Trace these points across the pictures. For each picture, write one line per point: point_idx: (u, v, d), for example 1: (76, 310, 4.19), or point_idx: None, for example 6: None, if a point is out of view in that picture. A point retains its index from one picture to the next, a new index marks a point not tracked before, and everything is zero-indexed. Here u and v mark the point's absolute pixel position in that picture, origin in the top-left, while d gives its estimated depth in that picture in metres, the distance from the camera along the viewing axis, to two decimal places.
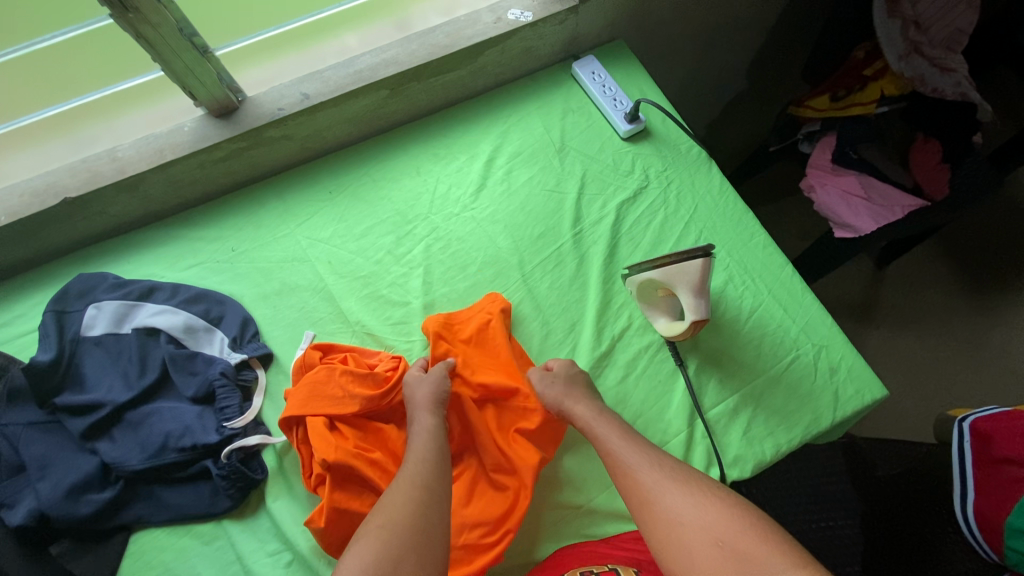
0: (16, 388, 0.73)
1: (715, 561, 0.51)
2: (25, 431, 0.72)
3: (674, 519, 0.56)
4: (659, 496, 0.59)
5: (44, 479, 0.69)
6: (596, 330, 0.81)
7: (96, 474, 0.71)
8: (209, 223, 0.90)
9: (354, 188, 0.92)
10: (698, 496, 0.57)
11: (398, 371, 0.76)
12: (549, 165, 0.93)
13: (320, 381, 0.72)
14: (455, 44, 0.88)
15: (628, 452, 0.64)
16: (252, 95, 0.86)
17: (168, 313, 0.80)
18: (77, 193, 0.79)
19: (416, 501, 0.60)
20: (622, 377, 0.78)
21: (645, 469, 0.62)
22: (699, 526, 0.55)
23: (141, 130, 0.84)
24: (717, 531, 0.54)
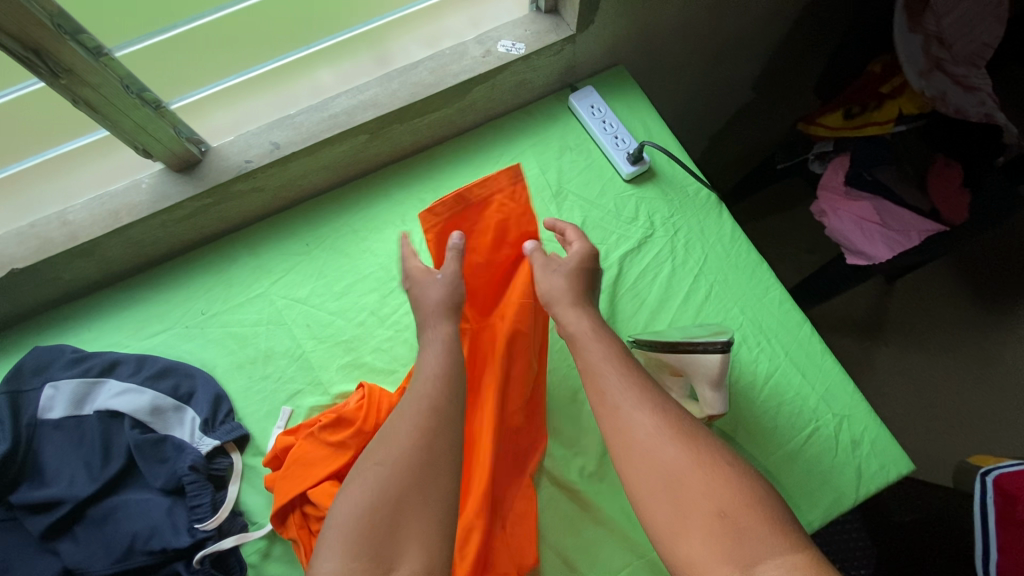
0: None
1: (709, 534, 0.45)
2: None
3: (668, 476, 0.49)
4: (649, 445, 0.52)
5: None
6: None
7: None
8: (176, 283, 0.82)
9: (333, 241, 0.84)
10: (697, 454, 0.50)
11: (371, 400, 0.72)
12: (545, 211, 0.85)
13: (311, 451, 0.70)
14: (440, 82, 0.79)
15: (618, 391, 0.57)
16: (215, 144, 0.78)
17: (133, 392, 0.73)
18: (24, 263, 0.71)
19: (422, 426, 0.56)
20: None
21: (636, 411, 0.55)
22: (696, 489, 0.48)
23: (95, 188, 0.76)
24: (716, 499, 0.46)
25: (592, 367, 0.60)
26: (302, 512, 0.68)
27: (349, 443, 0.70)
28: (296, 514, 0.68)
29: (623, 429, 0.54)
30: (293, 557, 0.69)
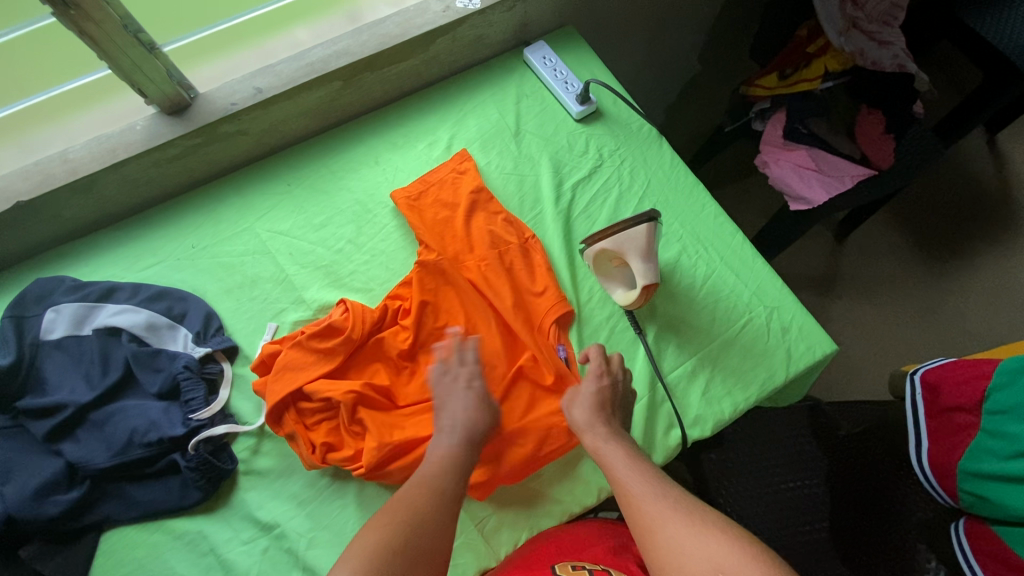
0: None
1: None
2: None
3: (675, 550, 0.52)
4: (659, 524, 0.55)
5: (10, 482, 0.69)
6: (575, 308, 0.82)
7: (62, 474, 0.71)
8: (167, 222, 0.89)
9: (313, 181, 0.92)
10: (699, 526, 0.53)
11: (353, 314, 0.77)
12: (506, 149, 0.94)
13: (306, 361, 0.75)
14: (406, 33, 0.89)
15: (638, 480, 0.61)
16: (204, 91, 0.86)
17: (128, 311, 0.80)
18: (29, 195, 0.79)
19: (429, 500, 0.59)
20: (588, 348, 0.80)
21: (652, 500, 0.58)
22: (701, 561, 0.50)
23: (92, 131, 0.84)
24: (718, 561, 0.49)
25: (611, 470, 0.63)
26: (294, 409, 0.74)
27: (338, 349, 0.76)
28: (287, 409, 0.73)
29: (637, 506, 0.58)
30: (283, 451, 0.76)
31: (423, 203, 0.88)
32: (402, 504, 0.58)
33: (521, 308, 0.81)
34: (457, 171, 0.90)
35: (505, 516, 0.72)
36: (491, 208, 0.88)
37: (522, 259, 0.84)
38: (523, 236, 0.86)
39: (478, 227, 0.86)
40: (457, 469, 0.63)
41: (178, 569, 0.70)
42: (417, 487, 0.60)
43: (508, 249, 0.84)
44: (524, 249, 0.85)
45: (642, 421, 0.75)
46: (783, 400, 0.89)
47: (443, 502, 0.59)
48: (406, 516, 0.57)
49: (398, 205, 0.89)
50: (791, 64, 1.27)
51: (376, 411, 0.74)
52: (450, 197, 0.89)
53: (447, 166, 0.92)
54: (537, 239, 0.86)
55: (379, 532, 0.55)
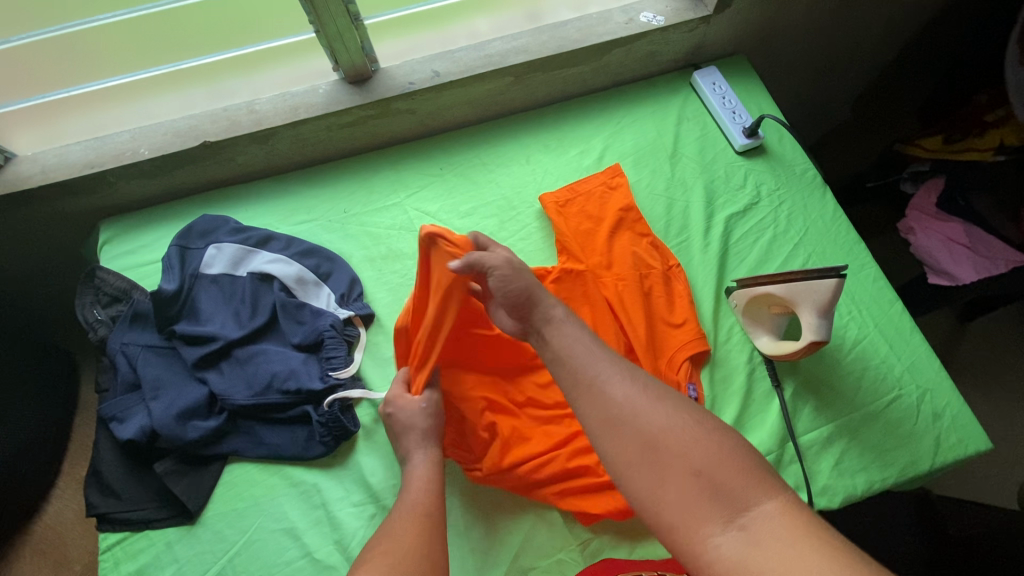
0: (140, 312, 0.80)
1: (686, 493, 0.48)
2: (142, 354, 0.78)
3: (652, 441, 0.51)
4: (638, 412, 0.53)
5: (158, 399, 0.74)
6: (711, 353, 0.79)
7: (203, 402, 0.75)
8: (323, 183, 0.93)
9: (464, 169, 0.94)
10: (679, 415, 0.53)
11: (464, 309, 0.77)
12: (660, 170, 0.92)
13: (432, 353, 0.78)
14: (585, 39, 0.90)
15: (601, 364, 0.58)
16: (385, 66, 0.89)
17: (281, 262, 0.84)
18: (216, 137, 0.85)
19: (418, 526, 0.58)
20: (719, 403, 0.76)
21: (623, 387, 0.55)
22: (680, 454, 0.50)
23: (278, 88, 0.89)
24: (693, 460, 0.50)
25: (569, 350, 0.60)
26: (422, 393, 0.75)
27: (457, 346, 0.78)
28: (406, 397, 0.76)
29: (608, 396, 0.55)
30: None
31: (571, 212, 0.88)
32: (395, 533, 0.56)
33: (653, 340, 0.79)
34: (609, 185, 0.89)
35: (606, 541, 0.71)
36: (637, 228, 0.86)
37: (664, 287, 0.82)
38: (667, 264, 0.84)
39: (622, 247, 0.85)
40: (435, 488, 0.64)
41: (289, 515, 0.73)
42: (410, 510, 0.60)
43: (651, 274, 0.82)
44: (667, 277, 0.83)
45: None
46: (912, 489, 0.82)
47: (435, 527, 0.59)
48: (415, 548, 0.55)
49: (544, 209, 0.89)
50: (961, 128, 1.17)
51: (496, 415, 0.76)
52: (597, 212, 0.88)
53: (599, 178, 0.91)
54: (681, 269, 0.84)
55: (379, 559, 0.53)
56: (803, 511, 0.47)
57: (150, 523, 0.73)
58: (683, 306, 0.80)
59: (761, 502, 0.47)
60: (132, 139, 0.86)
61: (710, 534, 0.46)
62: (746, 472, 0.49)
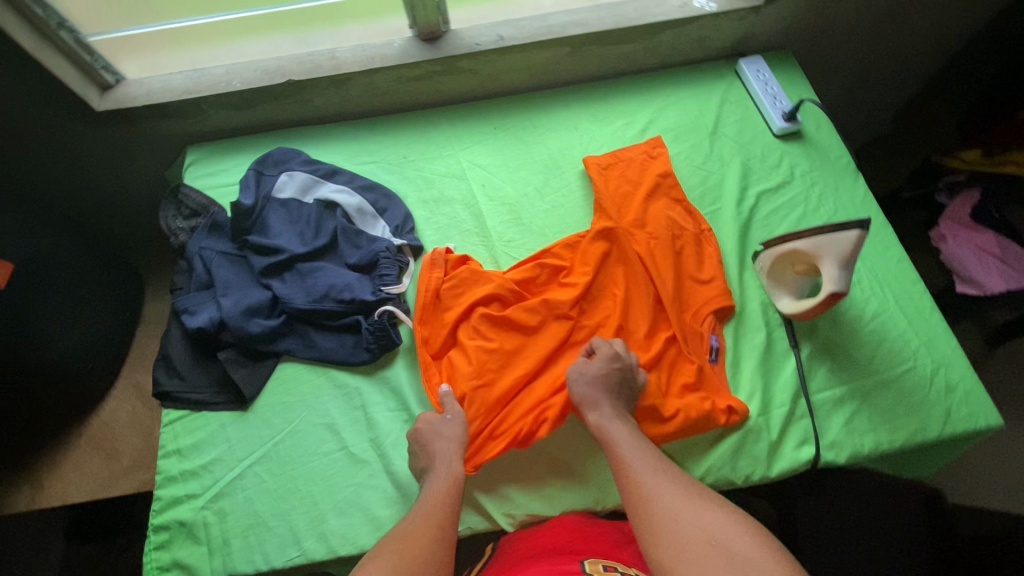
0: (218, 223, 0.89)
1: (705, 560, 0.53)
2: (215, 259, 0.87)
3: (670, 518, 0.58)
4: (661, 494, 0.61)
5: (227, 296, 0.83)
6: (735, 314, 0.83)
7: (266, 303, 0.84)
8: (386, 131, 1.02)
9: (516, 129, 1.01)
10: (701, 503, 0.59)
11: (474, 275, 0.85)
12: (699, 144, 0.98)
13: (460, 318, 0.83)
14: (641, 18, 0.96)
15: (641, 460, 0.66)
16: (455, 29, 0.98)
17: (344, 192, 0.92)
18: (299, 77, 0.94)
19: (428, 537, 0.62)
20: (736, 360, 0.81)
21: (650, 477, 0.63)
22: (699, 527, 0.56)
23: (357, 39, 0.98)
24: (711, 532, 0.55)
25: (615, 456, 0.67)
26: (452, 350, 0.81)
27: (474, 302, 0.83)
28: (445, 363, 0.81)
29: (637, 482, 0.63)
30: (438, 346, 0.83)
31: (612, 173, 0.94)
32: (402, 539, 0.61)
33: (679, 295, 0.84)
34: (650, 153, 0.96)
35: None
36: (673, 194, 0.92)
37: (694, 248, 0.87)
38: (699, 228, 0.89)
39: (658, 209, 0.90)
40: (453, 500, 0.67)
41: (331, 412, 0.80)
42: (425, 519, 0.64)
43: (683, 235, 0.88)
44: (698, 240, 0.88)
45: (776, 428, 0.76)
46: (918, 467, 0.84)
47: (442, 539, 0.62)
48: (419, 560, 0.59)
49: (587, 168, 0.95)
50: (1002, 142, 1.18)
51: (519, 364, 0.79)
52: (636, 176, 0.94)
53: (641, 147, 0.97)
54: (712, 234, 0.89)
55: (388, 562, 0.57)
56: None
57: (207, 405, 0.81)
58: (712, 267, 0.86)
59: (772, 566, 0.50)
60: (226, 73, 0.96)
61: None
62: (762, 545, 0.53)
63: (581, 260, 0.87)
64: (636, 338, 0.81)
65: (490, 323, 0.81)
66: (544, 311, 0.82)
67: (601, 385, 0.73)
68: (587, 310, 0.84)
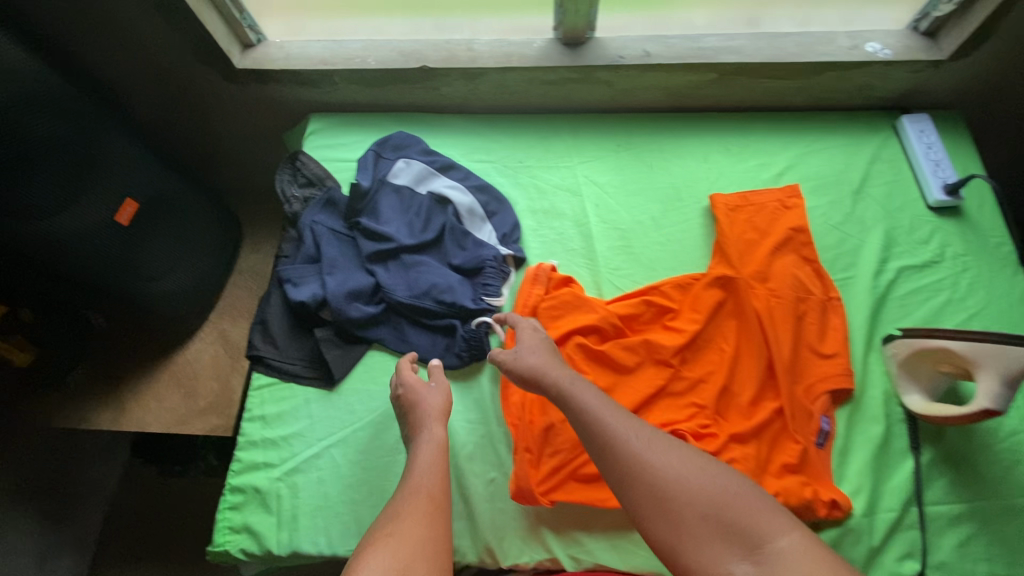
0: (333, 200, 0.90)
1: (701, 533, 0.52)
2: (326, 236, 0.88)
3: (657, 483, 0.56)
4: (642, 454, 0.58)
5: (332, 275, 0.84)
6: (853, 398, 0.77)
7: (367, 289, 0.84)
8: (507, 130, 0.99)
9: (641, 151, 0.96)
10: (684, 461, 0.57)
11: (574, 300, 0.82)
12: (839, 202, 0.90)
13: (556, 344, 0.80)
14: (803, 55, 0.89)
15: (613, 419, 0.61)
16: (599, 37, 0.93)
17: (457, 189, 0.91)
18: (434, 63, 0.92)
19: (426, 514, 0.59)
20: (845, 450, 0.75)
21: (627, 437, 0.59)
22: (692, 498, 0.54)
23: (496, 33, 0.96)
24: (703, 503, 0.54)
25: (579, 412, 0.63)
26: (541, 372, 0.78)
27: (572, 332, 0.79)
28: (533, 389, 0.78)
29: (610, 441, 0.59)
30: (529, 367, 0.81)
31: (739, 218, 0.88)
32: (389, 519, 0.59)
33: (794, 365, 0.78)
34: (784, 203, 0.89)
35: None
36: (803, 252, 0.85)
37: (819, 316, 0.81)
38: (827, 295, 0.82)
39: (784, 266, 0.84)
40: (440, 473, 0.65)
41: None
42: (419, 497, 0.61)
43: (808, 300, 0.82)
44: (824, 308, 0.81)
45: (879, 533, 0.70)
46: None
47: (437, 513, 0.60)
48: (421, 546, 0.56)
49: (713, 207, 0.89)
50: None
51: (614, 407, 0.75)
52: (765, 226, 0.88)
53: (775, 193, 0.90)
54: (840, 304, 0.82)
55: (386, 551, 0.54)
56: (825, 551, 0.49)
57: (296, 377, 0.82)
58: (835, 341, 0.79)
59: (778, 537, 0.50)
60: (363, 49, 0.95)
61: (730, 569, 0.50)
62: (758, 514, 0.52)
63: (691, 306, 0.82)
64: (740, 402, 0.76)
65: (587, 357, 0.78)
66: (645, 354, 0.78)
67: (544, 356, 0.69)
68: (690, 361, 0.79)
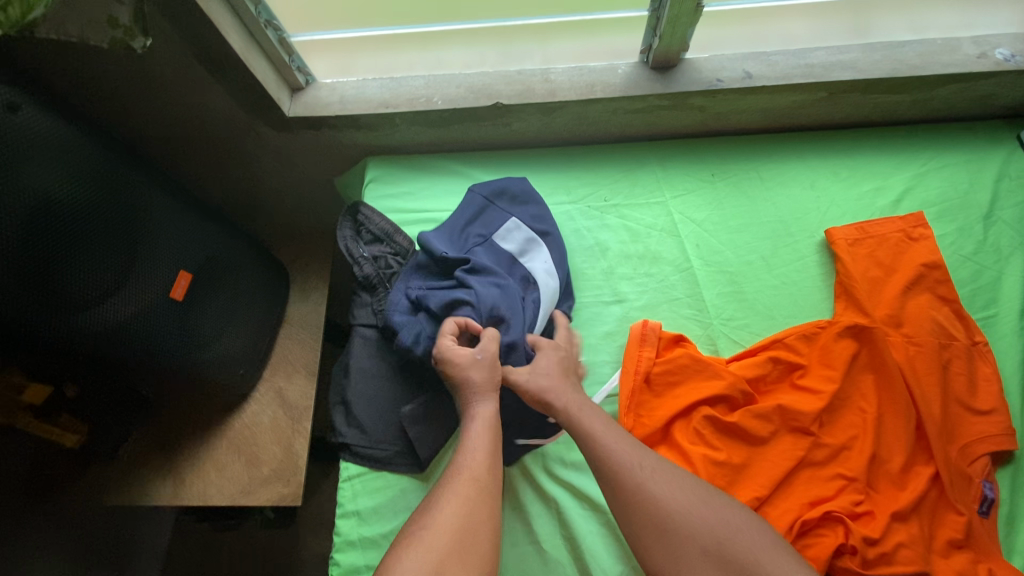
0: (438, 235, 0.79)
1: (704, 567, 0.55)
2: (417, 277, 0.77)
3: (663, 517, 0.57)
4: (648, 483, 0.59)
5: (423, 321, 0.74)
6: (1014, 459, 0.70)
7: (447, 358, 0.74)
8: (586, 165, 0.91)
9: (739, 180, 0.87)
10: (693, 491, 0.59)
11: (690, 363, 0.74)
12: (969, 228, 0.81)
13: (676, 416, 0.72)
14: (927, 67, 0.79)
15: (627, 452, 0.61)
16: (690, 57, 0.84)
17: (557, 273, 0.79)
18: (509, 100, 0.83)
19: (467, 503, 0.57)
20: (1011, 517, 0.68)
21: (632, 470, 0.59)
22: (701, 533, 0.56)
23: (573, 60, 0.86)
24: (710, 537, 0.56)
25: (590, 437, 0.62)
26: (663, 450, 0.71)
27: (692, 399, 0.72)
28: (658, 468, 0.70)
29: (616, 467, 0.60)
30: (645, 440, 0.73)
31: (861, 252, 0.79)
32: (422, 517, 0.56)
33: (946, 423, 0.70)
34: (911, 233, 0.80)
35: None
36: (939, 290, 0.76)
37: (968, 364, 0.72)
38: (972, 338, 0.74)
39: (921, 307, 0.75)
40: (490, 452, 0.62)
41: (522, 496, 0.72)
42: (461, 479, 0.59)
43: (953, 345, 0.73)
44: (971, 354, 0.73)
45: None
46: None
47: (483, 502, 0.57)
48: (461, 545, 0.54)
49: (831, 242, 0.80)
50: None
51: (749, 484, 0.68)
52: (893, 261, 0.78)
53: (898, 222, 0.81)
54: (987, 347, 0.74)
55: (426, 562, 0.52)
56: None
57: (388, 465, 0.74)
58: (989, 393, 0.71)
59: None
60: (426, 86, 0.86)
61: None
62: (766, 545, 0.56)
63: (822, 361, 0.73)
64: (891, 470, 0.68)
65: (716, 429, 0.70)
66: (777, 420, 0.70)
67: (561, 380, 0.68)
68: (827, 422, 0.71)
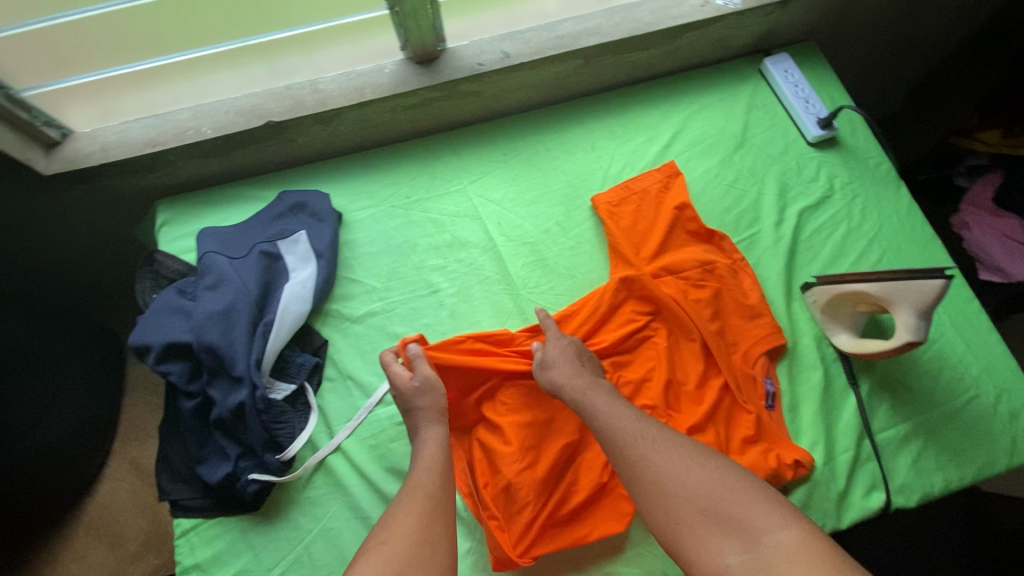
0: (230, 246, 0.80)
1: (702, 526, 0.50)
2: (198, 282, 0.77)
3: (663, 482, 0.54)
4: (633, 443, 0.58)
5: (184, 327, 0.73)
6: (791, 353, 0.79)
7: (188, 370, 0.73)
8: (384, 167, 0.92)
9: (528, 155, 0.91)
10: (686, 456, 0.56)
11: (488, 340, 0.77)
12: (729, 158, 0.90)
13: (481, 396, 0.75)
14: (659, 22, 0.86)
15: (623, 421, 0.61)
16: (452, 46, 0.87)
17: (309, 299, 0.79)
18: (280, 117, 0.82)
19: (428, 507, 0.58)
20: (793, 405, 0.76)
21: (636, 440, 0.58)
22: (690, 491, 0.53)
23: (342, 66, 0.86)
24: (703, 497, 0.52)
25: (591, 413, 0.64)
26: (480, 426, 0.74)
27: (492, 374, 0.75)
28: (476, 447, 0.73)
29: (611, 431, 0.61)
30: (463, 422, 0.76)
31: (629, 206, 0.85)
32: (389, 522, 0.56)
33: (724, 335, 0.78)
34: (671, 177, 0.87)
35: None
36: (698, 226, 0.84)
37: (736, 280, 0.81)
38: (734, 258, 0.82)
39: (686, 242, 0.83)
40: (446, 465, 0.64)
41: (360, 505, 0.72)
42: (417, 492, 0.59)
43: (719, 267, 0.81)
44: (735, 271, 0.81)
45: (841, 475, 0.72)
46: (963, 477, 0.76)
47: (437, 511, 0.58)
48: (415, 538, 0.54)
49: (601, 205, 0.86)
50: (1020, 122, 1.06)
51: (555, 437, 0.72)
52: (658, 207, 0.85)
53: (656, 172, 0.88)
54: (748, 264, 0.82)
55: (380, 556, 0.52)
56: (814, 534, 0.47)
57: (197, 512, 0.72)
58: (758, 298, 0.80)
59: (773, 530, 0.48)
60: (193, 118, 0.83)
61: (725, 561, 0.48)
62: (760, 499, 0.51)
63: (611, 309, 0.79)
64: (688, 390, 0.75)
65: (520, 397, 0.75)
66: None
67: (574, 365, 0.69)
68: (625, 362, 0.78)
